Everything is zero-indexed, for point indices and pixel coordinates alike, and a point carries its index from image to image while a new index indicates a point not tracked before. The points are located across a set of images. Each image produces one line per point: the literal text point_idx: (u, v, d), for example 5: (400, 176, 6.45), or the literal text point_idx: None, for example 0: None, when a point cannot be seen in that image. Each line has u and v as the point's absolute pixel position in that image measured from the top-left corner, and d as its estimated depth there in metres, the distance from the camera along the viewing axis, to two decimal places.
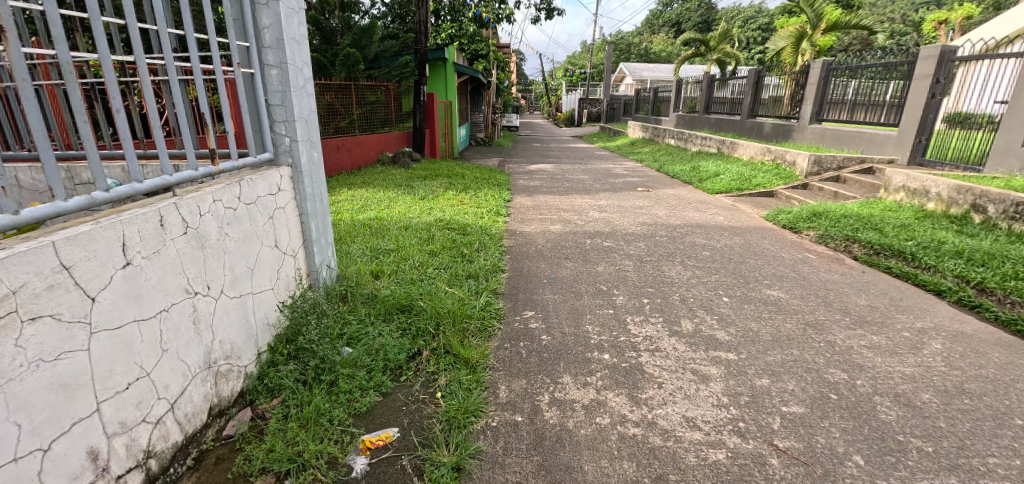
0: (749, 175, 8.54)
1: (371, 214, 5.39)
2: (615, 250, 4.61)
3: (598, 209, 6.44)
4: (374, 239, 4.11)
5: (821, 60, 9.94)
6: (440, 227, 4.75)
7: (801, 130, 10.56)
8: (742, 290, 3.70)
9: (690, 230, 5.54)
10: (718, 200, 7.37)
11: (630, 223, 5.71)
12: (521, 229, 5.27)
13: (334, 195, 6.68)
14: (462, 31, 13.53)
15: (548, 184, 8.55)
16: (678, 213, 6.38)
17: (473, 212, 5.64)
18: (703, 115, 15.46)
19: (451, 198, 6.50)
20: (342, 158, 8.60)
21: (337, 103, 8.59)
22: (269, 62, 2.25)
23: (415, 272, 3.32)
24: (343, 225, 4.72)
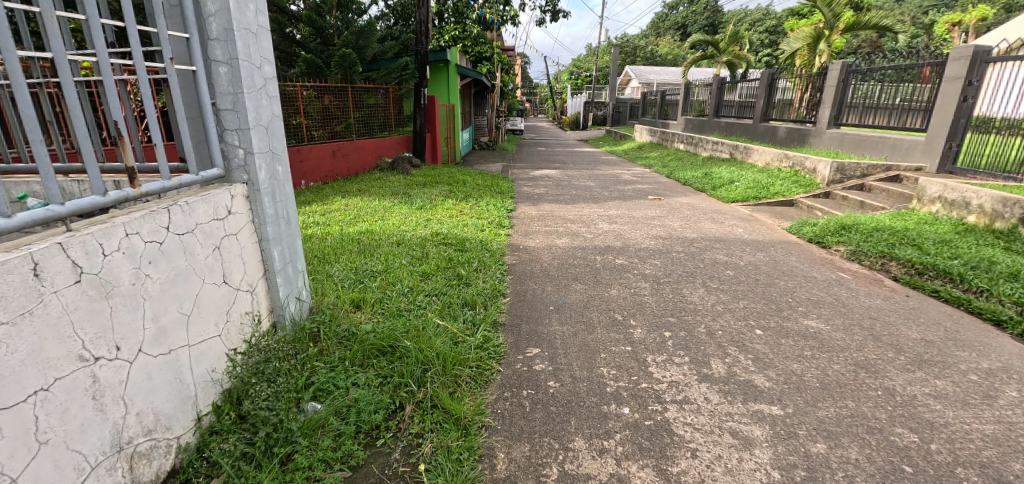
0: (767, 182, 8.07)
1: (363, 226, 4.99)
2: (629, 268, 4.18)
3: (607, 219, 6.01)
4: (360, 258, 3.70)
5: (840, 61, 9.47)
6: (436, 242, 4.33)
7: (818, 135, 10.09)
8: (776, 320, 3.26)
9: (709, 243, 5.11)
10: (734, 210, 6.93)
11: (643, 236, 5.27)
12: (525, 243, 4.85)
13: (327, 204, 6.29)
14: (466, 33, 13.24)
15: (554, 191, 8.13)
16: (693, 224, 5.94)
17: (473, 224, 5.20)
18: (712, 119, 14.98)
19: (450, 207, 6.07)
20: (338, 164, 8.27)
21: (334, 107, 8.23)
22: (216, 58, 1.84)
23: (402, 301, 2.90)
24: (330, 241, 4.32)
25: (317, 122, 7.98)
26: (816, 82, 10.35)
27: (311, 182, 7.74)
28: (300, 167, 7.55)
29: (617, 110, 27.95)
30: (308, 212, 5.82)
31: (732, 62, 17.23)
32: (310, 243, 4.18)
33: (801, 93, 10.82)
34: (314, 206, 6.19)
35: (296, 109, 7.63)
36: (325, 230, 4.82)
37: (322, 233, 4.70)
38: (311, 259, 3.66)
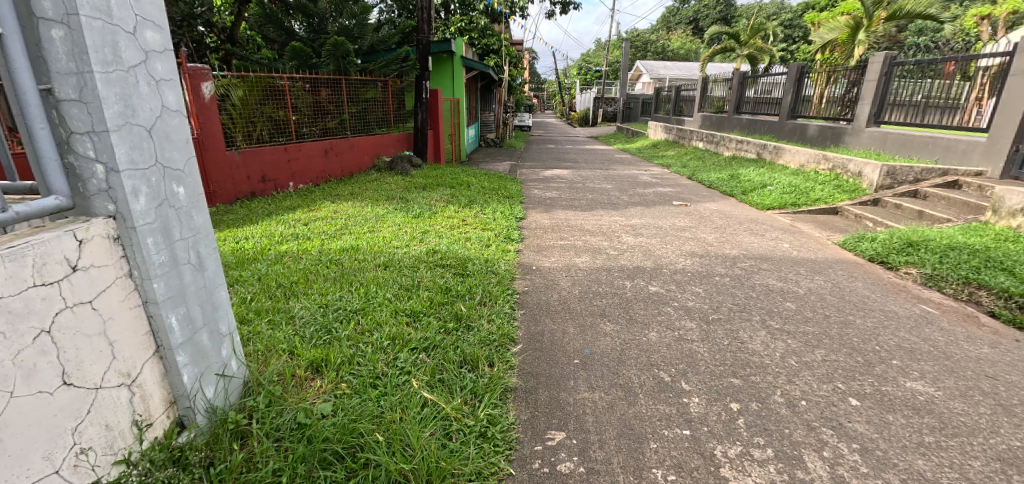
0: (804, 187, 7.27)
1: (349, 240, 4.26)
2: (667, 299, 3.40)
3: (631, 230, 5.25)
4: (335, 289, 2.96)
5: (883, 53, 8.60)
6: (430, 264, 3.59)
7: (855, 134, 9.23)
8: (870, 382, 2.51)
9: (756, 263, 4.32)
10: (772, 219, 6.17)
11: (675, 253, 4.51)
12: (538, 262, 4.09)
13: (314, 212, 5.58)
14: (473, 25, 12.89)
15: (567, 194, 7.37)
16: (730, 237, 5.17)
17: (476, 238, 4.46)
18: (733, 115, 14.11)
19: (452, 216, 5.31)
20: (331, 163, 7.58)
21: (326, 101, 7.54)
22: (46, 15, 1.18)
23: (380, 360, 2.17)
24: (305, 261, 3.60)
25: (307, 117, 7.32)
26: (852, 76, 9.49)
27: (301, 184, 7.10)
28: (287, 168, 6.91)
29: (627, 106, 27.13)
30: (289, 221, 5.12)
31: (753, 55, 16.31)
32: (278, 266, 3.46)
33: (835, 87, 9.95)
34: (298, 213, 5.50)
35: (284, 104, 6.99)
36: (302, 246, 4.10)
37: (298, 249, 3.98)
38: (273, 292, 2.95)
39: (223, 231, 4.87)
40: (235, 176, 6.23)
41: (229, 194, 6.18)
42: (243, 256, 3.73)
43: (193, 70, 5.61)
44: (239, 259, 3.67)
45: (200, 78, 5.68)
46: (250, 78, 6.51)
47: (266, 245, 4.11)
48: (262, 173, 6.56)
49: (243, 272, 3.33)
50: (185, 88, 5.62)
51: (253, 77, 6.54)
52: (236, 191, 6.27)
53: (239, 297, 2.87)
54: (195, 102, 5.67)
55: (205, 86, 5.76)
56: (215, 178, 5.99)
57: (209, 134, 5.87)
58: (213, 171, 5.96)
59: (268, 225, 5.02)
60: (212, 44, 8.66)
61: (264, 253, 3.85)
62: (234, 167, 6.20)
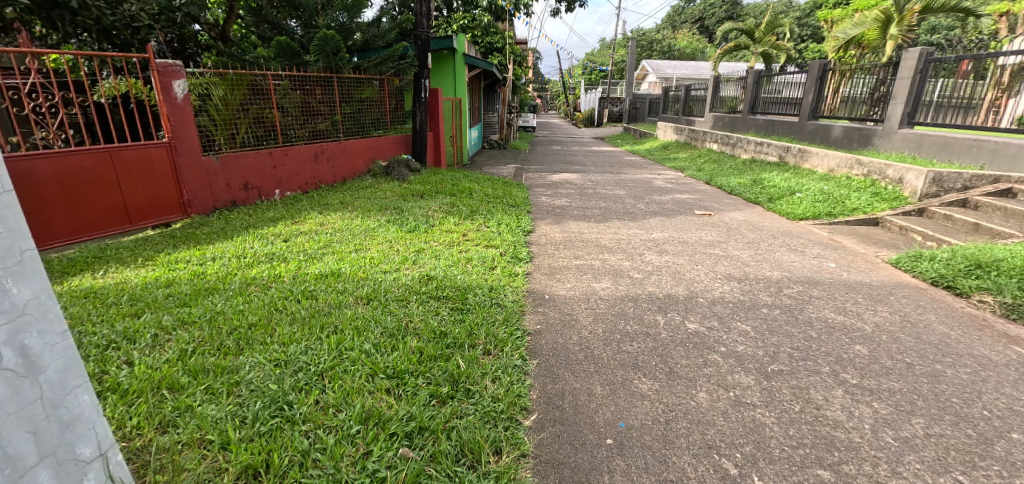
0: (838, 194, 6.65)
1: (331, 262, 3.67)
2: (711, 342, 2.78)
3: (654, 246, 4.64)
4: (301, 337, 2.38)
5: (918, 49, 7.95)
6: (424, 296, 2.99)
7: (886, 136, 8.58)
8: (998, 472, 1.90)
9: (804, 290, 3.72)
10: (808, 231, 5.55)
11: (707, 276, 3.89)
12: (551, 289, 3.47)
13: (297, 224, 5.00)
14: (476, 22, 12.34)
15: (578, 202, 6.75)
16: (767, 255, 4.55)
17: (478, 259, 3.86)
18: (748, 116, 13.44)
19: (451, 230, 4.70)
20: (322, 169, 6.98)
21: (316, 100, 6.98)
22: None
23: (344, 458, 1.62)
24: (273, 291, 3.02)
25: (295, 119, 6.76)
26: (880, 73, 8.89)
27: (288, 191, 6.52)
28: (273, 174, 6.33)
29: (635, 106, 26.47)
30: (266, 237, 4.54)
31: (767, 53, 15.61)
32: (240, 299, 2.88)
33: (864, 85, 9.29)
34: (279, 226, 4.92)
35: (270, 104, 6.42)
36: (275, 270, 3.52)
37: (269, 274, 3.40)
38: (223, 341, 2.37)
39: (194, 249, 4.32)
40: (213, 183, 5.68)
41: (206, 203, 5.63)
42: (201, 285, 3.14)
43: (163, 66, 5.05)
44: (196, 289, 3.09)
45: (171, 75, 5.12)
46: (229, 75, 5.99)
47: (232, 270, 3.53)
48: (244, 179, 6.00)
49: (193, 309, 2.74)
50: (155, 86, 5.07)
51: (234, 74, 6.02)
52: (215, 199, 5.72)
53: (179, 350, 2.29)
54: (166, 102, 5.11)
55: (178, 84, 5.20)
56: (190, 186, 5.44)
57: (183, 137, 5.32)
58: (187, 177, 5.41)
59: (243, 241, 4.45)
60: (203, 42, 8.20)
61: (227, 281, 3.26)
62: (211, 173, 5.64)
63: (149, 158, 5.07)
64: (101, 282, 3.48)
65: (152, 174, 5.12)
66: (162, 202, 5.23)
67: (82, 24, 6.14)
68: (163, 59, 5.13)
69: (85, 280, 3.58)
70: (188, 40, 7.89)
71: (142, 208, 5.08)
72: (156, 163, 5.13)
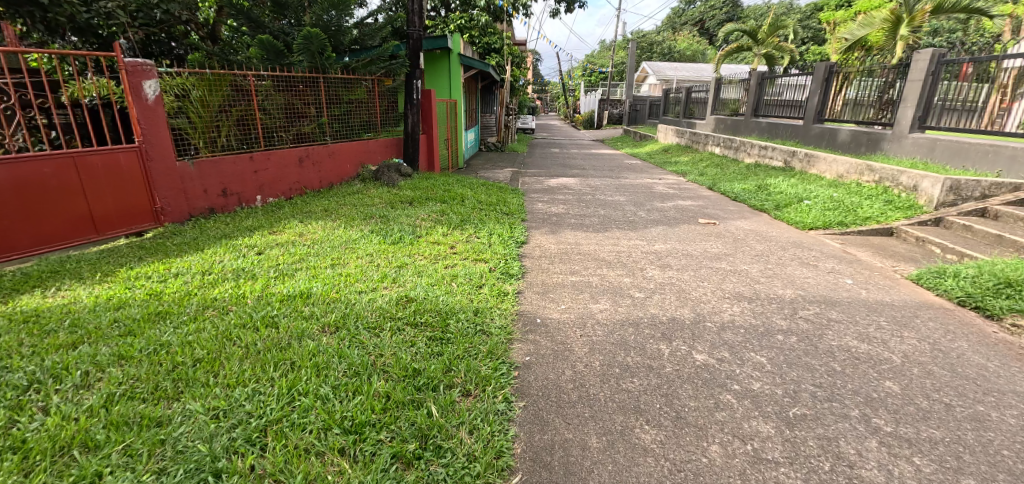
0: (849, 202, 6.33)
1: (303, 279, 3.34)
2: (723, 378, 2.46)
3: (656, 260, 4.32)
4: (251, 378, 2.05)
5: (930, 50, 7.65)
6: (399, 323, 2.66)
7: (896, 140, 8.28)
8: None
9: (821, 312, 3.40)
10: (819, 242, 5.24)
11: (714, 295, 3.57)
12: (544, 311, 3.15)
13: (275, 234, 4.68)
14: (473, 22, 12.04)
15: (576, 209, 6.44)
16: (778, 270, 4.23)
17: (465, 275, 3.53)
18: (750, 118, 13.13)
19: (438, 242, 4.38)
20: (307, 174, 6.66)
21: (301, 102, 6.67)
22: None
23: None
24: (231, 316, 2.69)
25: (279, 122, 6.46)
26: (890, 75, 8.58)
27: (270, 197, 6.20)
28: (254, 179, 6.01)
29: (635, 108, 26.17)
30: (239, 249, 4.22)
31: (770, 54, 15.30)
32: (192, 327, 2.55)
33: (872, 88, 8.99)
34: (256, 237, 4.60)
35: (251, 105, 6.10)
36: (240, 289, 3.19)
37: (233, 294, 3.07)
38: (160, 382, 2.04)
39: (160, 262, 4.00)
40: (189, 190, 5.36)
41: (181, 211, 5.31)
42: (153, 308, 2.80)
43: (133, 65, 4.73)
44: (146, 313, 2.75)
45: (141, 74, 4.80)
46: (207, 74, 5.69)
47: (193, 289, 3.20)
48: (223, 185, 5.68)
49: (136, 340, 2.41)
50: (123, 86, 4.74)
51: (212, 74, 5.71)
52: (191, 207, 5.40)
53: (107, 393, 1.96)
54: (135, 103, 4.78)
55: (148, 84, 4.88)
56: (163, 193, 5.12)
57: (155, 141, 4.99)
58: (160, 183, 5.09)
59: (213, 253, 4.13)
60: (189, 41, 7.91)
61: (184, 303, 2.93)
62: (187, 179, 5.32)
63: (118, 163, 4.75)
64: (47, 303, 3.15)
65: (122, 181, 4.79)
66: (132, 209, 4.91)
67: (54, 21, 5.83)
68: (133, 58, 4.82)
69: (32, 299, 3.25)
70: (171, 38, 7.59)
71: (111, 216, 4.75)
72: (125, 168, 4.80)
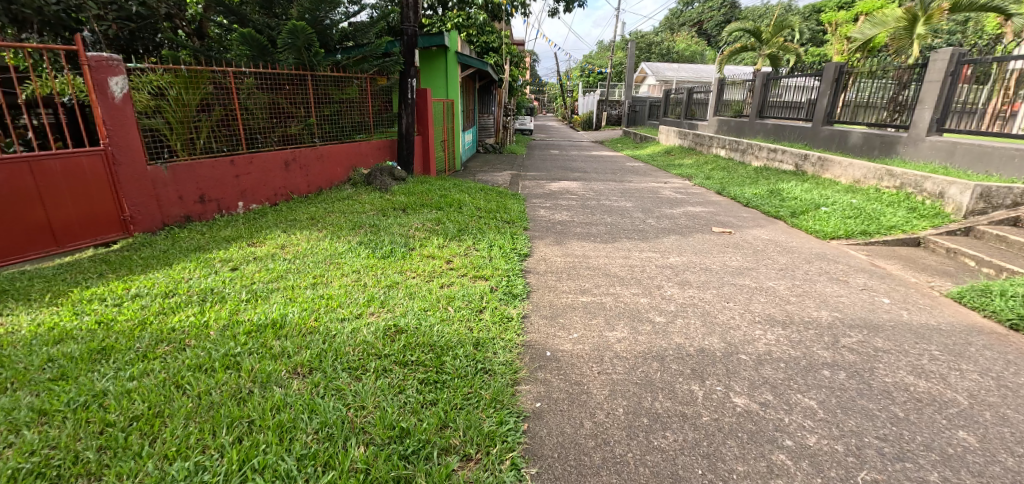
0: (870, 209, 5.96)
1: (277, 303, 2.94)
2: (772, 432, 2.06)
3: (673, 275, 3.93)
4: (195, 448, 1.68)
5: (949, 49, 7.29)
6: (385, 364, 2.25)
7: (913, 144, 7.93)
8: None
9: (866, 339, 3.01)
10: (844, 254, 4.86)
11: (744, 319, 3.17)
12: (554, 342, 2.74)
13: (254, 246, 4.27)
14: (471, 20, 11.63)
15: (581, 217, 6.04)
16: (807, 287, 3.85)
17: (462, 297, 3.12)
18: (755, 120, 12.76)
19: (432, 255, 3.96)
20: (294, 178, 6.23)
21: (288, 102, 6.26)
22: None
23: None
24: (184, 355, 2.31)
25: (263, 122, 6.04)
26: (904, 76, 8.22)
27: (253, 204, 5.78)
28: (235, 184, 5.58)
29: (635, 109, 25.80)
30: (211, 265, 3.80)
31: (774, 55, 14.96)
32: (135, 372, 2.17)
33: (886, 89, 8.63)
34: (233, 249, 4.18)
35: (232, 104, 5.68)
36: (203, 316, 2.79)
37: (193, 324, 2.68)
38: (81, 453, 1.68)
39: (120, 281, 3.59)
40: (162, 196, 4.94)
41: (152, 219, 4.88)
42: (96, 343, 2.42)
43: (96, 60, 4.31)
44: (87, 351, 2.37)
45: (107, 70, 4.39)
46: (183, 71, 5.29)
47: (149, 317, 2.80)
48: (200, 191, 5.25)
49: (65, 389, 2.03)
50: (87, 84, 4.33)
51: (188, 70, 5.30)
52: (164, 214, 4.97)
53: (11, 469, 1.59)
54: (100, 103, 4.37)
55: (115, 82, 4.46)
56: (132, 200, 4.69)
57: (122, 143, 4.57)
58: (129, 190, 4.66)
59: (182, 270, 3.73)
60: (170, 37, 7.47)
61: (134, 336, 2.55)
62: (159, 184, 4.90)
63: (81, 168, 4.32)
64: None
65: (87, 188, 4.38)
66: (98, 219, 4.48)
67: (20, 14, 5.42)
68: (97, 53, 4.40)
69: None
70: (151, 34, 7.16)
71: (73, 226, 4.33)
72: (89, 174, 4.38)
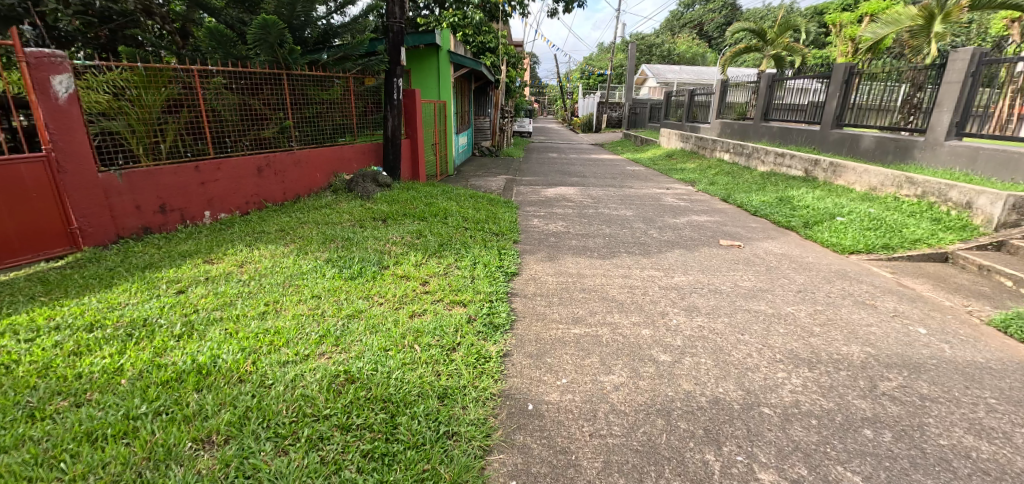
0: (891, 220, 5.51)
1: (212, 340, 2.49)
2: None
3: (678, 299, 3.47)
4: None
5: (970, 48, 6.84)
6: (320, 434, 1.80)
7: (930, 148, 7.48)
8: None
9: (907, 384, 2.56)
10: (867, 272, 4.40)
11: (762, 357, 2.72)
12: (539, 390, 2.29)
13: (210, 264, 3.83)
14: (467, 19, 11.21)
15: (578, 227, 5.59)
16: (831, 314, 3.39)
17: (434, 330, 2.66)
18: (759, 123, 12.31)
19: (406, 276, 3.51)
20: (267, 184, 5.79)
21: (262, 103, 5.85)
22: None
23: None
24: (75, 417, 1.87)
25: (233, 125, 5.60)
26: (919, 77, 7.79)
27: (221, 213, 5.34)
28: (201, 192, 5.14)
29: (635, 111, 25.36)
30: (154, 287, 3.35)
31: (780, 55, 14.50)
32: (7, 441, 1.75)
33: (899, 91, 8.18)
34: (185, 267, 3.74)
35: (198, 106, 5.23)
36: (119, 357, 2.35)
37: (102, 369, 2.24)
38: None
39: (46, 306, 3.13)
40: (116, 206, 4.48)
41: (105, 231, 4.43)
42: None
43: (36, 56, 3.87)
44: None
45: (49, 68, 3.95)
46: (142, 69, 4.85)
47: (54, 358, 2.35)
48: (160, 200, 4.80)
49: None
50: (25, 82, 3.89)
51: (148, 69, 4.86)
52: (119, 226, 4.52)
53: None
54: (40, 103, 3.92)
55: (59, 81, 4.02)
56: (80, 211, 4.24)
57: (69, 148, 4.13)
58: (77, 199, 4.21)
59: (121, 294, 3.27)
60: None
61: (26, 386, 2.10)
62: (112, 193, 4.45)
63: (19, 176, 3.87)
64: None
65: (27, 198, 3.93)
66: (41, 231, 4.04)
67: None
68: (38, 48, 3.96)
69: None
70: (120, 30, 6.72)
71: (10, 240, 3.88)
72: (29, 183, 3.92)
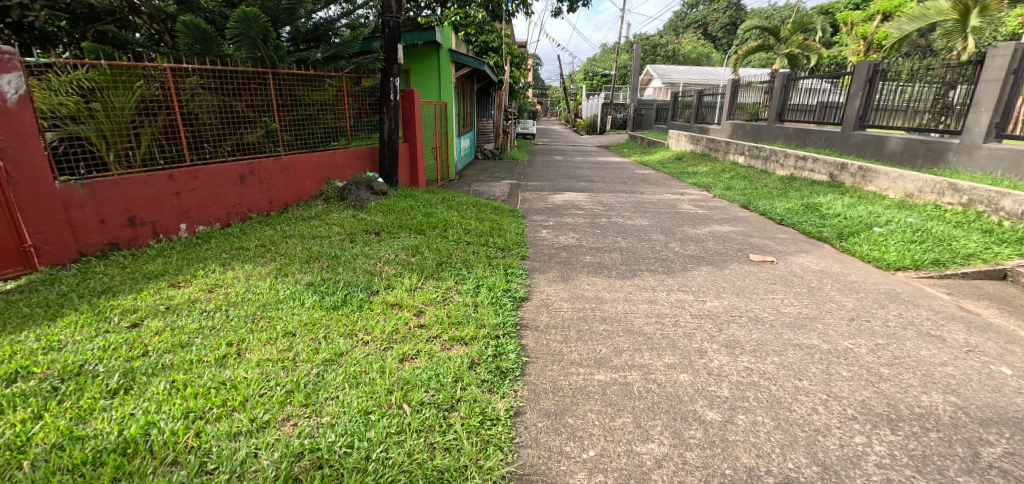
0: (937, 232, 4.98)
1: (153, 398, 2.01)
2: None
3: (716, 332, 2.96)
4: None
5: (1011, 43, 6.31)
6: None
7: (966, 151, 6.95)
8: None
9: (1015, 452, 2.05)
10: (922, 293, 3.88)
11: (831, 413, 2.22)
12: (562, 469, 1.80)
13: (176, 289, 3.34)
14: (468, 18, 10.72)
15: (591, 240, 5.08)
16: (898, 350, 2.88)
17: (428, 381, 2.17)
18: (774, 124, 11.76)
19: (397, 304, 3.02)
20: (250, 193, 5.31)
21: (245, 105, 5.38)
22: None
23: None
24: None
25: (213, 129, 5.12)
26: (949, 75, 7.23)
27: (200, 226, 4.86)
28: (176, 203, 4.67)
29: (641, 112, 24.82)
30: (105, 320, 2.86)
31: (795, 54, 13.94)
32: None
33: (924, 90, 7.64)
34: (145, 293, 3.25)
35: (172, 108, 4.75)
36: (31, 426, 1.87)
37: (4, 444, 1.76)
38: None
39: None
40: (77, 220, 4.00)
41: (65, 249, 3.95)
42: None
43: None
44: None
45: None
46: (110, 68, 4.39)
47: None
48: (130, 212, 4.33)
49: None
50: None
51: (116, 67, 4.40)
52: (81, 242, 4.04)
53: None
54: None
55: (7, 80, 3.56)
56: (35, 226, 3.76)
57: (21, 157, 3.66)
58: (31, 214, 3.74)
59: (63, 328, 2.78)
60: None
61: None
62: (73, 206, 3.97)
63: None
64: None
65: None
66: None
67: None
68: None
69: None
70: None
71: None
72: None
